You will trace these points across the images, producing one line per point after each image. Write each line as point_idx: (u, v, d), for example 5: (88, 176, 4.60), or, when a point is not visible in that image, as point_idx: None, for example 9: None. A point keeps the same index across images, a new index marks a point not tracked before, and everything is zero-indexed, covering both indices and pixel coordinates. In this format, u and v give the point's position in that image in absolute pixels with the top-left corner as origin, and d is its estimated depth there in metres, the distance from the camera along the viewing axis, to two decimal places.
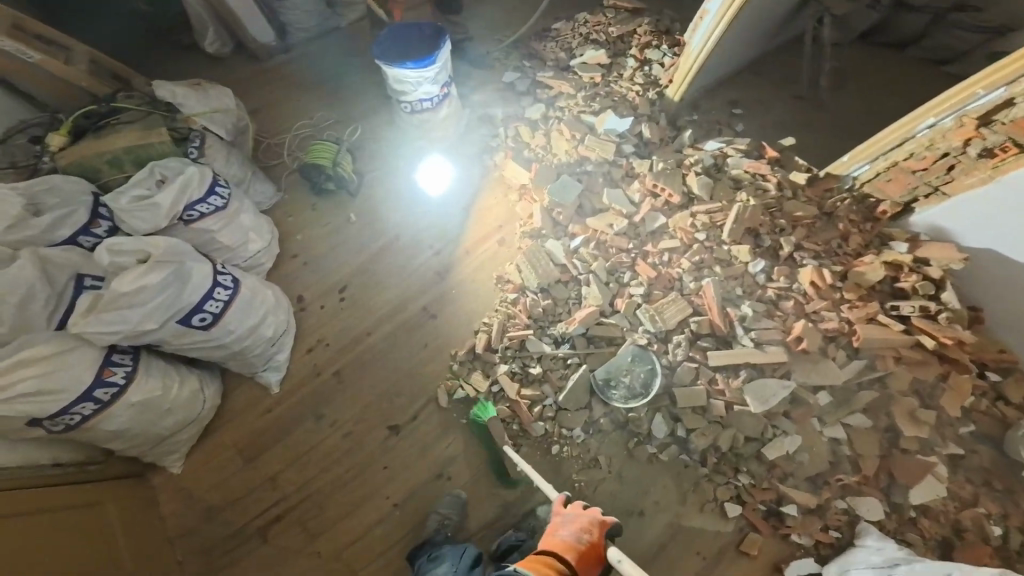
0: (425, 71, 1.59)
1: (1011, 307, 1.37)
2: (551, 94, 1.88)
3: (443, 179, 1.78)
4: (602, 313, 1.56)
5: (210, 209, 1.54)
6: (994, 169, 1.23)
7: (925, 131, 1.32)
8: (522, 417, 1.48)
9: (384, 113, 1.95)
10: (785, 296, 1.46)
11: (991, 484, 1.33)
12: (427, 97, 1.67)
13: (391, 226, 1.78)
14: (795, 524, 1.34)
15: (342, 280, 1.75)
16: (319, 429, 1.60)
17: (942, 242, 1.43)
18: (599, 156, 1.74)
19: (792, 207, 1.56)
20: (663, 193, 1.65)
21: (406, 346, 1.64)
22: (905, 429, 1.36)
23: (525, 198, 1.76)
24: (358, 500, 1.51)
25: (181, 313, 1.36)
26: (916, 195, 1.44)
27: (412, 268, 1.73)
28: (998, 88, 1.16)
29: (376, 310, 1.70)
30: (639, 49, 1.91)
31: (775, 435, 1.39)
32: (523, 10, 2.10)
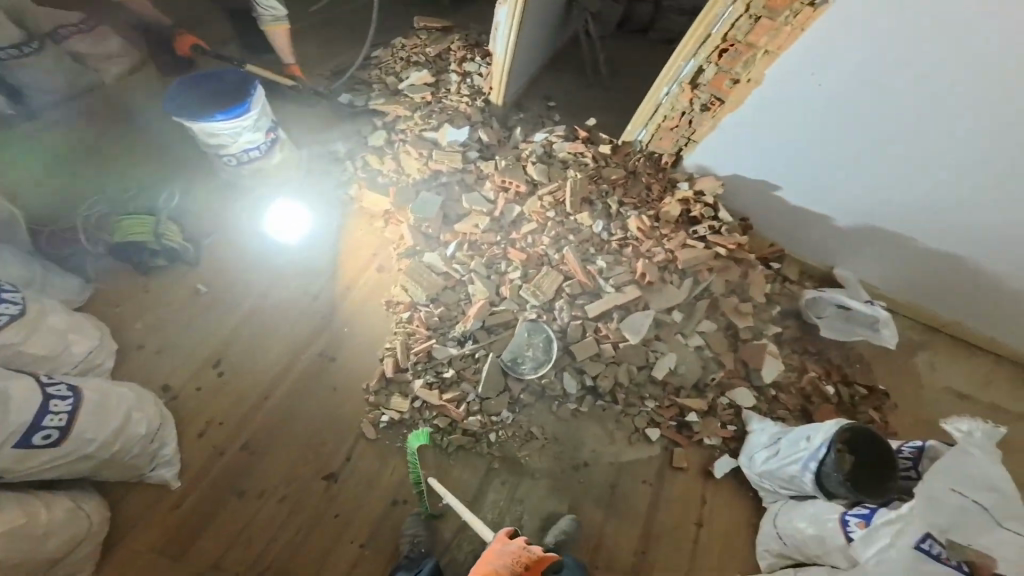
0: (240, 120, 1.52)
1: (764, 212, 1.90)
2: (388, 119, 1.97)
3: (294, 225, 1.76)
4: (492, 304, 1.71)
5: (4, 318, 1.27)
6: (714, 117, 1.73)
7: (665, 99, 1.79)
8: (451, 416, 1.56)
9: (204, 171, 1.82)
10: (625, 244, 1.81)
11: (804, 348, 1.83)
12: (251, 145, 1.62)
13: (256, 285, 1.72)
14: (702, 429, 1.64)
15: (216, 353, 1.65)
16: (244, 506, 1.48)
17: (707, 176, 1.90)
18: (450, 166, 1.89)
19: (609, 172, 1.91)
20: (512, 186, 1.88)
21: (313, 397, 1.60)
22: (739, 323, 1.78)
23: (391, 221, 1.83)
24: (313, 559, 1.43)
25: (14, 438, 1.13)
26: (679, 147, 1.90)
27: (291, 322, 1.68)
28: (691, 63, 1.65)
29: (265, 372, 1.63)
30: (457, 63, 2.07)
31: (657, 357, 1.69)
32: (339, 45, 2.14)
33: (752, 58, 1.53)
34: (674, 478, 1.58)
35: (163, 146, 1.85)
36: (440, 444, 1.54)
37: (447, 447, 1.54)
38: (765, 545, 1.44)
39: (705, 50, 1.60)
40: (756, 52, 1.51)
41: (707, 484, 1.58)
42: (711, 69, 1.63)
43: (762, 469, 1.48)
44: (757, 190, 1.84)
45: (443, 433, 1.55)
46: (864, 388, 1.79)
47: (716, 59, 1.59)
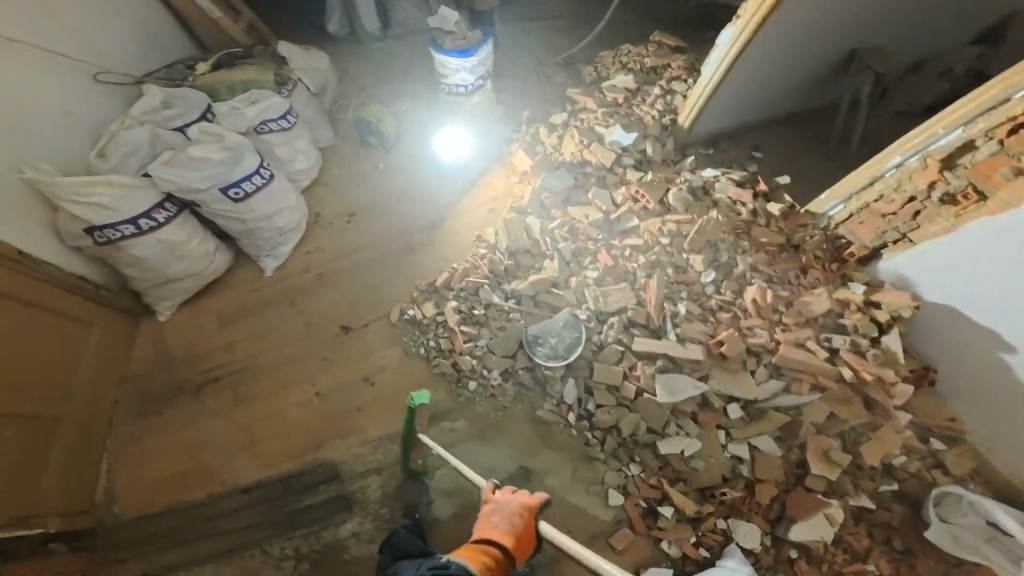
0: (465, 60, 1.89)
1: (967, 373, 1.34)
2: (575, 107, 2.07)
3: (456, 151, 1.99)
4: (554, 284, 1.68)
5: (279, 129, 1.79)
6: (957, 216, 1.25)
7: (894, 171, 1.37)
8: (454, 344, 1.61)
9: (426, 90, 2.16)
10: (725, 307, 1.52)
11: (888, 540, 1.29)
12: (463, 83, 1.97)
13: (408, 175, 1.99)
14: (670, 530, 1.31)
15: (353, 209, 1.94)
16: (286, 311, 1.77)
17: (902, 291, 1.44)
18: (600, 161, 1.91)
19: (759, 233, 1.65)
20: (643, 200, 1.81)
21: (384, 267, 1.82)
22: (812, 465, 1.32)
23: (525, 180, 1.94)
24: (284, 384, 1.64)
25: (222, 184, 1.63)
26: (884, 241, 1.46)
27: (412, 217, 1.91)
28: (956, 130, 1.23)
29: (370, 237, 1.89)
30: (667, 80, 2.10)
31: (676, 433, 1.38)
32: (583, 28, 2.32)
33: None
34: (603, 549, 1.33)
35: (404, 63, 2.23)
36: (431, 360, 1.62)
37: (439, 365, 1.61)
38: None
39: (988, 119, 1.17)
40: None
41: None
42: (987, 147, 1.18)
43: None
44: (975, 339, 1.30)
45: (444, 353, 1.62)
46: None
47: (1002, 133, 1.14)
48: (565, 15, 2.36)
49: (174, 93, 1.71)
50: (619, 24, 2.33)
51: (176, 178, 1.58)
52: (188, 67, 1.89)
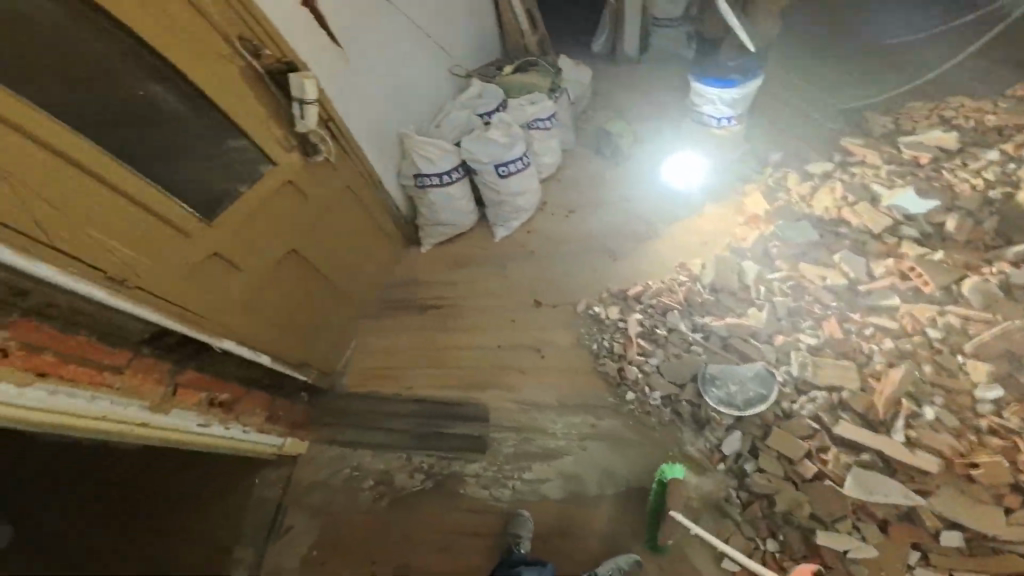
0: (726, 91, 1.83)
1: None
2: (850, 158, 1.79)
3: (687, 177, 1.92)
4: (754, 335, 1.54)
5: (545, 125, 2.01)
6: None
7: None
8: (626, 351, 1.64)
9: (673, 115, 2.16)
10: (999, 431, 1.29)
11: None
12: (715, 115, 1.90)
13: (630, 187, 2.00)
14: None
15: (571, 205, 2.04)
16: (496, 274, 1.99)
17: None
18: (864, 224, 1.62)
19: None
20: (917, 278, 1.49)
21: (581, 261, 1.91)
22: None
23: (755, 222, 1.76)
24: (477, 332, 1.88)
25: (497, 161, 1.91)
26: None
27: (622, 227, 1.93)
28: None
29: (578, 233, 1.97)
30: (1014, 146, 1.67)
31: (851, 530, 1.27)
32: (897, 73, 2.01)
33: None
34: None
35: (656, 87, 2.28)
36: (599, 358, 1.68)
37: (605, 366, 1.65)
38: None
39: None
40: None
41: None
42: None
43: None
44: None
45: (612, 357, 1.66)
46: None
47: None
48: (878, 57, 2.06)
49: (485, 86, 2.02)
50: (953, 74, 1.95)
51: (472, 153, 1.90)
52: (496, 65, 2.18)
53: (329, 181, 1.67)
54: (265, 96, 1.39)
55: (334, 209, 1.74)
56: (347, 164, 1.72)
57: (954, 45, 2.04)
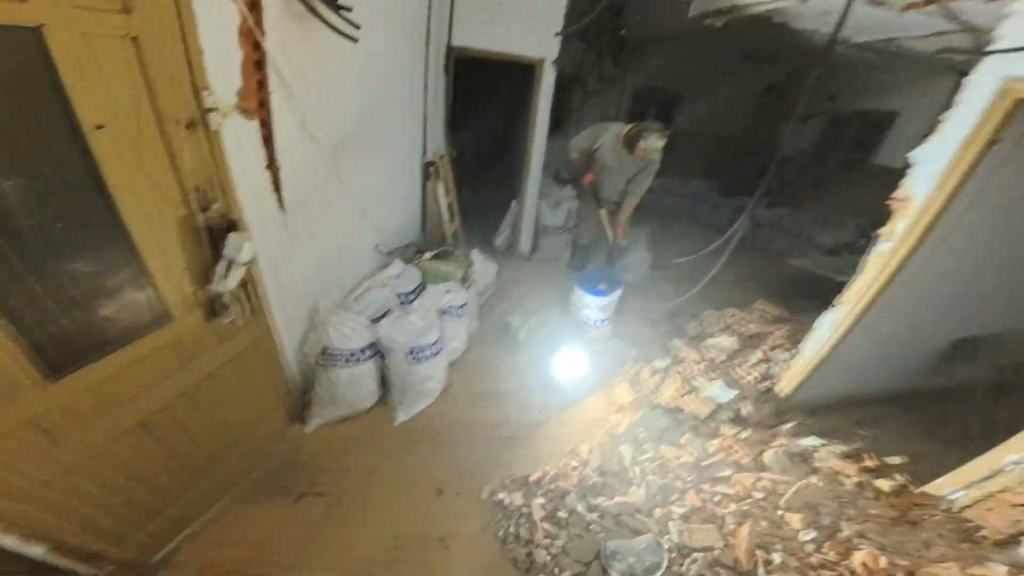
0: (597, 297, 2.40)
1: None
2: (677, 357, 2.43)
3: (574, 369, 2.34)
4: (637, 510, 1.80)
5: (456, 313, 2.31)
6: None
7: (1012, 465, 1.46)
8: (534, 537, 1.76)
9: (557, 311, 2.71)
10: (828, 565, 1.62)
11: None
12: (592, 315, 2.44)
13: (529, 372, 2.35)
14: None
15: (476, 388, 2.26)
16: (382, 459, 1.99)
17: None
18: (693, 411, 2.14)
19: (868, 504, 1.75)
20: (736, 452, 1.98)
21: (483, 441, 2.08)
22: None
23: (622, 410, 2.20)
24: (361, 529, 1.80)
25: (411, 345, 2.05)
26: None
27: (525, 408, 2.20)
28: None
29: (484, 416, 2.16)
30: (768, 347, 2.41)
31: None
32: (689, 294, 2.95)
33: None
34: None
35: (539, 288, 2.88)
36: (507, 545, 1.76)
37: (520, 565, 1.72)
38: None
39: None
40: None
41: None
42: None
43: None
44: None
45: (524, 556, 1.73)
46: None
47: None
48: (677, 283, 3.05)
49: (405, 269, 2.32)
50: (720, 296, 2.96)
51: (388, 332, 2.03)
52: (417, 250, 2.63)
53: (234, 346, 1.66)
54: (189, 244, 1.42)
55: (231, 368, 1.69)
56: (254, 321, 1.71)
57: (716, 277, 3.12)
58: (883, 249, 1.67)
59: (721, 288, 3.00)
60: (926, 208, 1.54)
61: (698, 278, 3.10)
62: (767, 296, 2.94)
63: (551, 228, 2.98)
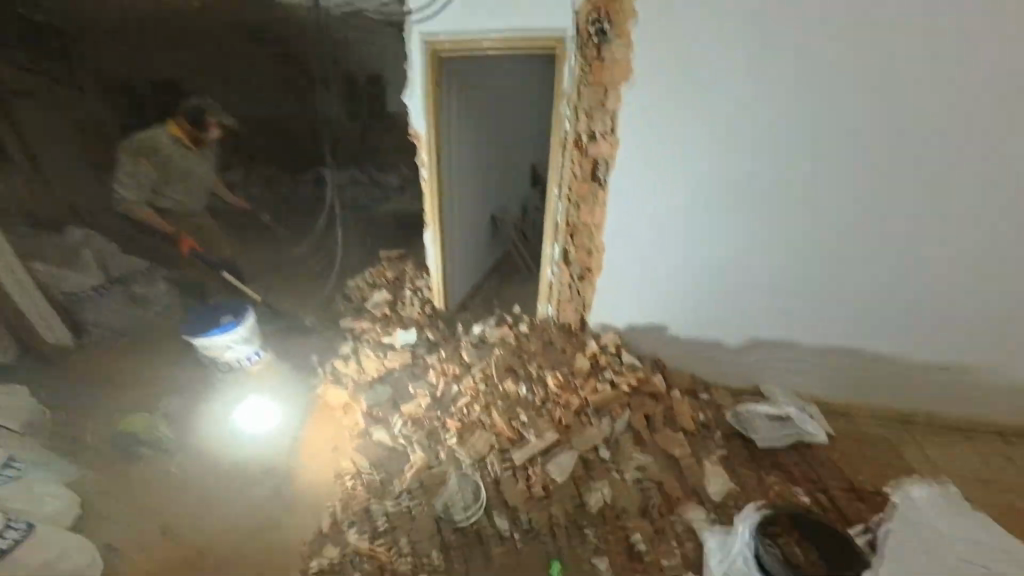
0: (229, 334, 2.11)
1: (660, 350, 2.27)
2: (355, 334, 2.54)
3: (262, 414, 2.10)
4: (430, 464, 1.90)
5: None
6: (591, 279, 2.19)
7: (551, 272, 2.27)
8: (383, 566, 1.59)
9: (200, 384, 2.30)
10: (547, 399, 2.09)
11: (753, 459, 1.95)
12: (240, 354, 2.18)
13: (216, 459, 1.99)
14: (657, 560, 1.63)
15: (160, 527, 1.78)
16: None
17: (608, 330, 2.29)
18: (401, 362, 2.36)
19: (529, 346, 2.33)
20: (450, 369, 2.28)
21: (265, 547, 1.72)
22: (667, 444, 1.96)
23: (349, 410, 2.15)
24: None
25: None
26: (581, 313, 2.31)
27: (251, 485, 1.91)
28: (554, 245, 2.19)
29: (226, 532, 1.76)
30: (411, 281, 2.83)
31: (590, 488, 1.80)
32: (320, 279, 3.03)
33: (592, 232, 2.07)
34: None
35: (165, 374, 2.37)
36: None
37: None
38: None
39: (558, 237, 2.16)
40: (592, 227, 2.06)
41: None
42: (571, 247, 2.16)
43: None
44: (652, 336, 2.24)
45: None
46: (838, 488, 1.83)
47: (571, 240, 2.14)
48: (298, 279, 3.03)
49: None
50: (347, 261, 3.13)
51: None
52: None
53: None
54: None
55: None
56: None
57: (329, 250, 3.24)
58: (426, 173, 2.26)
59: (343, 255, 3.17)
60: (430, 135, 2.15)
61: (315, 259, 3.19)
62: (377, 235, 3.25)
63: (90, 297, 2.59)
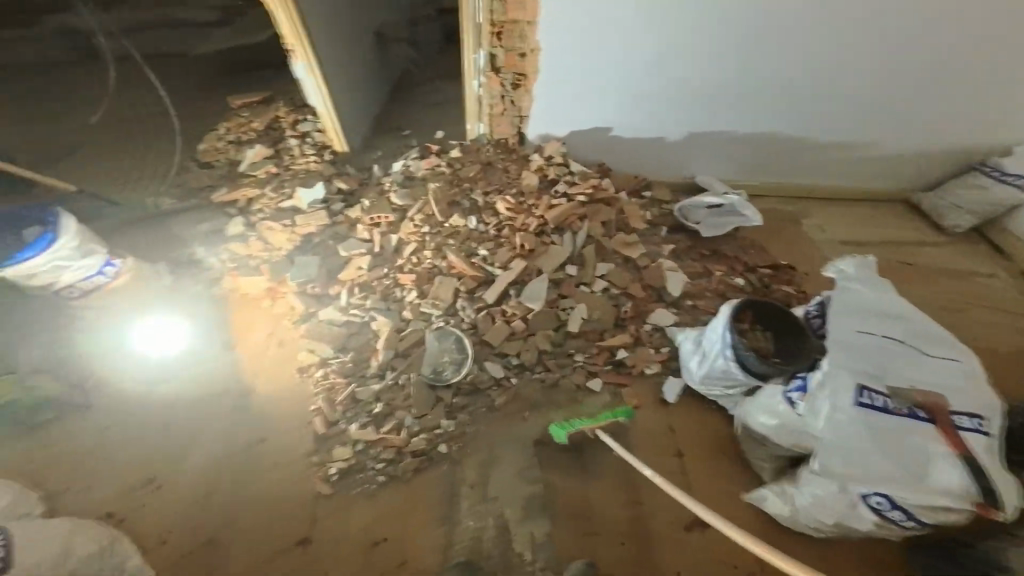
0: (52, 250, 1.49)
1: (608, 154, 2.12)
2: (241, 205, 1.95)
3: (168, 334, 1.66)
4: (400, 329, 1.72)
5: None
6: (527, 89, 1.91)
7: (479, 87, 1.93)
8: (395, 446, 1.52)
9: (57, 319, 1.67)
10: (502, 228, 1.89)
11: (703, 253, 2.05)
12: (87, 275, 1.58)
13: (130, 397, 1.57)
14: (638, 361, 1.81)
15: (146, 475, 1.46)
16: None
17: (552, 142, 2.05)
18: (317, 225, 1.90)
19: (465, 172, 2.00)
20: (381, 219, 1.91)
21: (252, 463, 1.50)
22: (628, 252, 1.95)
23: (276, 297, 1.78)
24: None
25: None
26: (519, 128, 2.04)
27: (198, 406, 1.58)
28: (478, 51, 1.83)
29: (192, 460, 1.49)
30: (291, 127, 2.17)
31: (568, 313, 1.82)
32: (152, 143, 2.15)
33: (522, 30, 1.75)
34: (636, 420, 1.73)
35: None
36: (394, 479, 1.49)
37: (406, 476, 1.49)
38: (748, 445, 1.64)
39: (483, 39, 1.80)
40: (521, 24, 1.74)
41: (667, 411, 1.76)
42: (500, 52, 1.82)
43: (747, 424, 1.63)
44: (598, 137, 2.05)
45: (426, 465, 1.52)
46: (770, 269, 2.04)
47: (497, 42, 1.79)
48: (119, 147, 2.12)
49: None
50: (182, 115, 2.24)
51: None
52: None
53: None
54: None
55: None
56: None
57: (144, 104, 2.28)
58: None
59: (173, 107, 2.26)
60: None
61: (129, 120, 2.21)
62: (212, 82, 2.38)
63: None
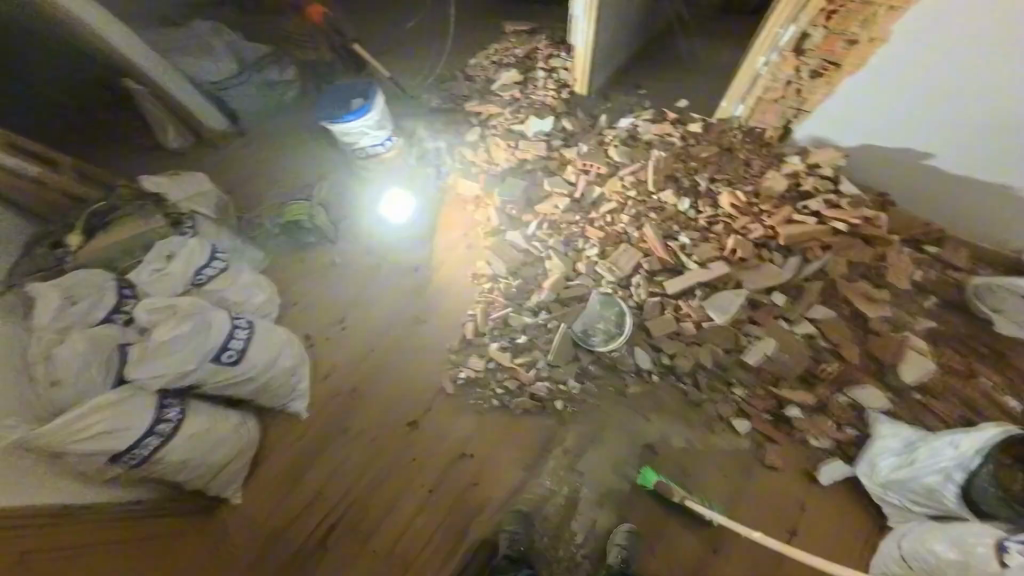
0: (364, 118, 1.89)
1: (894, 180, 1.69)
2: (482, 118, 2.16)
3: (402, 208, 1.99)
4: (568, 278, 1.75)
5: (214, 271, 1.62)
6: (829, 84, 1.59)
7: (766, 65, 1.66)
8: (519, 379, 1.65)
9: (340, 169, 2.17)
10: (715, 222, 1.71)
11: (969, 346, 1.54)
12: (376, 142, 1.99)
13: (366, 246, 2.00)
14: (810, 427, 1.48)
15: (342, 313, 1.88)
16: (320, 460, 1.62)
17: (824, 148, 1.74)
18: (534, 155, 2.01)
19: (699, 151, 1.85)
20: (594, 168, 1.91)
21: (415, 336, 1.81)
22: (867, 311, 1.56)
23: (480, 206, 2.00)
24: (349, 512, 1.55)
25: (212, 350, 1.40)
26: (788, 120, 1.77)
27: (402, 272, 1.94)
28: (790, 25, 1.53)
29: (381, 313, 1.87)
30: (545, 60, 2.29)
31: (753, 342, 1.56)
32: (436, 43, 2.47)
33: (870, 15, 1.38)
34: (773, 483, 1.45)
35: (300, 158, 2.22)
36: (508, 406, 1.63)
37: (517, 406, 1.63)
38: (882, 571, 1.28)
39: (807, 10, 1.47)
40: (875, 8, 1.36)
41: (816, 490, 1.43)
42: (818, 31, 1.50)
43: (904, 544, 1.23)
44: (893, 157, 1.63)
45: (539, 408, 1.62)
46: None
47: (823, 19, 1.46)
48: (415, 39, 2.50)
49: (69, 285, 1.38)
50: (465, 23, 2.51)
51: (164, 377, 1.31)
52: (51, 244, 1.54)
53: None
54: None
55: None
56: None
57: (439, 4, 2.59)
58: None
59: (460, 13, 2.54)
60: None
61: (428, 18, 2.55)
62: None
63: (229, 81, 2.15)
